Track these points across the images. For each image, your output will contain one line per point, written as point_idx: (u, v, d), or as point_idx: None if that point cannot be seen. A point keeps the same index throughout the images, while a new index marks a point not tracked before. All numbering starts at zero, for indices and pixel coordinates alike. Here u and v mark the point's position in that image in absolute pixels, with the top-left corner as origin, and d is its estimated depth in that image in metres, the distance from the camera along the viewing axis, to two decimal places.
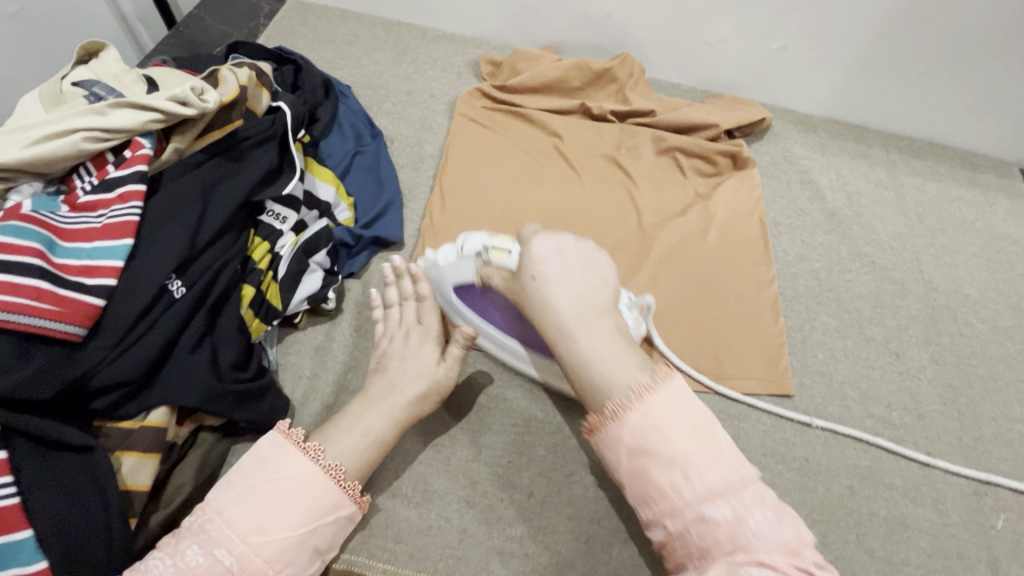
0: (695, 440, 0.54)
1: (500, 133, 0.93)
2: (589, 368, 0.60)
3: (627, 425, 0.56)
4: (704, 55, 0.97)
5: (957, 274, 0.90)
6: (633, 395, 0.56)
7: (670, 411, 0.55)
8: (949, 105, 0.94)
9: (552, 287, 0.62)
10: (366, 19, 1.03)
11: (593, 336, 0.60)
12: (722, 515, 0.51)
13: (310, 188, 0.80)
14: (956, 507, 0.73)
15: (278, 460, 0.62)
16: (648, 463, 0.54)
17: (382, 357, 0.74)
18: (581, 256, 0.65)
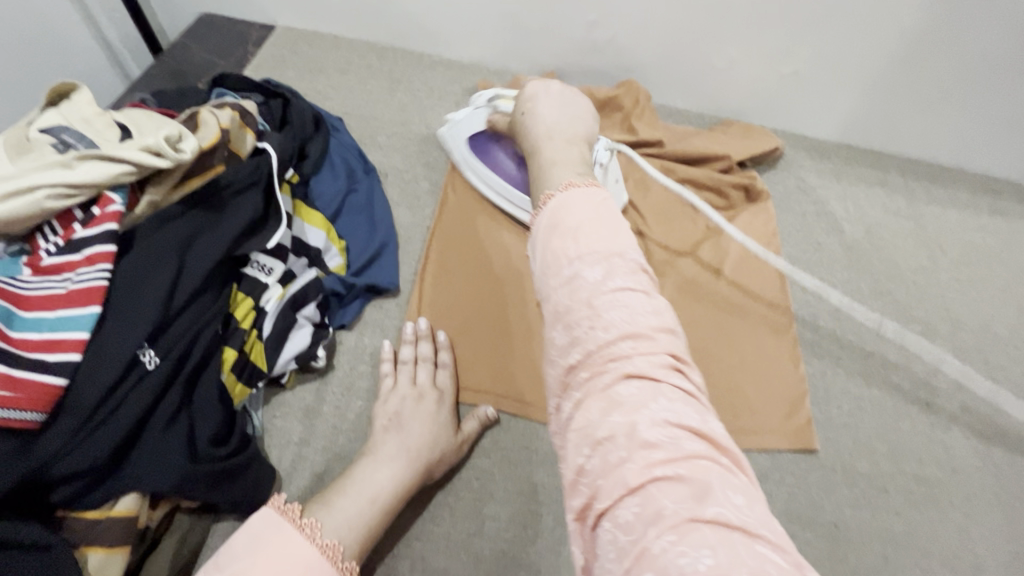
0: (599, 232, 0.42)
1: None
2: (545, 166, 0.50)
3: (539, 229, 0.44)
4: (713, 80, 0.95)
5: (985, 312, 0.84)
6: (564, 188, 0.45)
7: (586, 203, 0.43)
8: (980, 128, 0.90)
9: (535, 119, 0.57)
10: (358, 45, 1.03)
11: (551, 145, 0.53)
12: (599, 309, 0.38)
13: (299, 233, 0.73)
14: (998, 575, 0.65)
15: (280, 537, 0.47)
16: (556, 235, 0.42)
17: (396, 417, 0.63)
18: (571, 103, 0.58)
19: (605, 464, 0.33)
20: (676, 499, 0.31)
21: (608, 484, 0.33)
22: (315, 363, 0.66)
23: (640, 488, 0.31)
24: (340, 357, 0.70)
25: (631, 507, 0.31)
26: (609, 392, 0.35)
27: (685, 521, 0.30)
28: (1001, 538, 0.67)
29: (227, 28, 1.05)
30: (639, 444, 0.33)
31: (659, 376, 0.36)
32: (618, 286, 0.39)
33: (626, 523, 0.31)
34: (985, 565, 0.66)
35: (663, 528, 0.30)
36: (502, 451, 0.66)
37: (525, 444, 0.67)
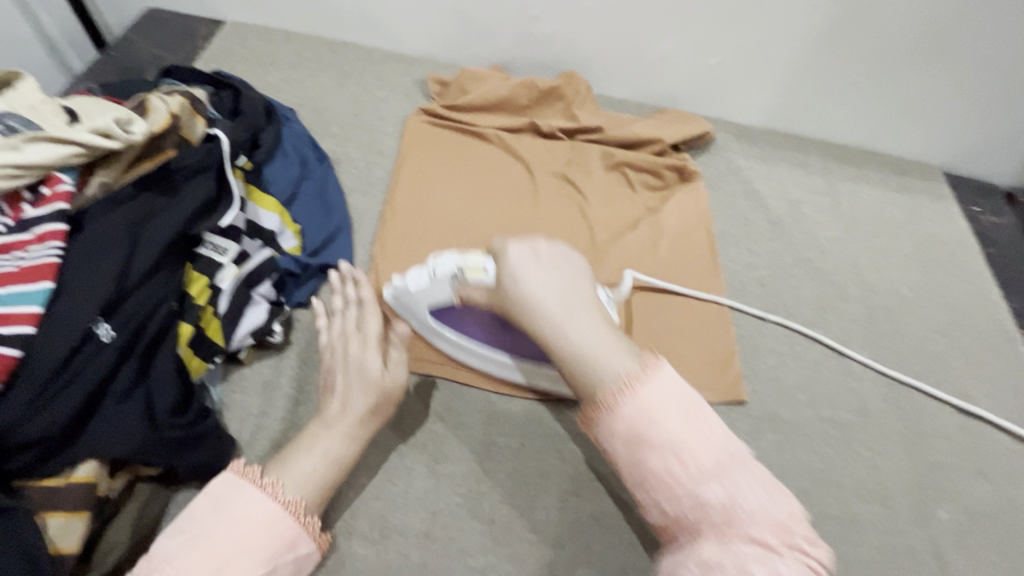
0: (695, 423, 0.47)
1: (450, 151, 0.93)
2: (575, 358, 0.51)
3: (619, 427, 0.47)
4: (648, 71, 1.02)
5: (892, 276, 0.94)
6: (625, 386, 0.48)
7: (671, 396, 0.47)
8: (882, 110, 1.01)
9: (533, 287, 0.54)
10: (310, 40, 1.06)
11: (585, 325, 0.52)
12: (720, 495, 0.44)
13: (252, 217, 0.75)
14: (903, 502, 0.73)
15: (237, 498, 0.51)
16: (643, 448, 0.46)
17: (326, 369, 0.64)
18: (555, 259, 0.57)
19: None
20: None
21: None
22: (272, 338, 0.69)
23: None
24: (297, 333, 0.73)
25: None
26: (730, 548, 0.43)
27: None
28: (906, 471, 0.76)
29: (176, 23, 1.06)
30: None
31: (778, 548, 0.43)
32: (739, 476, 0.45)
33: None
34: (891, 494, 0.74)
35: None
36: (456, 415, 0.71)
37: (477, 407, 0.72)
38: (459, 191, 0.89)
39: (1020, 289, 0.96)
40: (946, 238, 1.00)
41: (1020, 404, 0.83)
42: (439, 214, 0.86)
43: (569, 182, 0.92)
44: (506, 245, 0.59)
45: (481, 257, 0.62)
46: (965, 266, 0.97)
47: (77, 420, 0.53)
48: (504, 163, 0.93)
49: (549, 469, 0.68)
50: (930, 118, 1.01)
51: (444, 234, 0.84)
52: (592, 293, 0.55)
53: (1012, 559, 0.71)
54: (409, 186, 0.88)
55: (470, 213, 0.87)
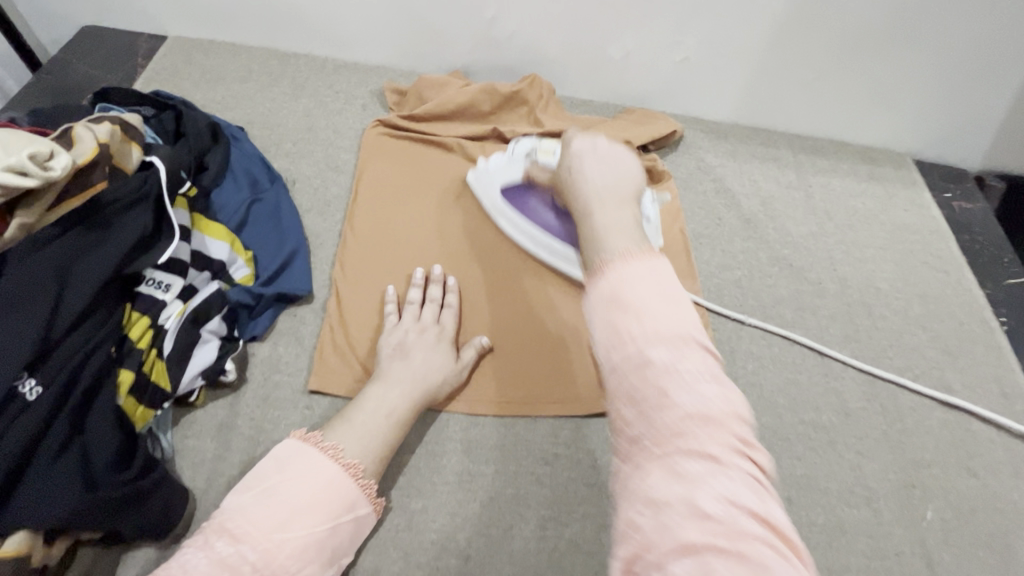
0: (673, 308, 0.38)
1: (411, 163, 0.89)
2: (594, 240, 0.43)
3: (597, 299, 0.40)
4: (612, 71, 1.00)
5: (868, 269, 0.92)
6: (621, 258, 0.40)
7: (654, 279, 0.39)
8: (849, 99, 1.00)
9: (583, 170, 0.48)
10: (259, 52, 1.01)
11: (608, 213, 0.45)
12: (669, 383, 0.35)
13: (199, 247, 0.71)
14: (888, 503, 0.72)
15: (303, 456, 0.53)
16: (615, 312, 0.38)
17: (401, 345, 0.69)
18: (619, 156, 0.50)
19: (660, 525, 0.32)
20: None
21: (659, 540, 0.31)
22: (224, 377, 0.65)
23: (697, 552, 0.30)
24: (253, 369, 0.69)
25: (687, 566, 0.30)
26: (669, 465, 0.33)
27: None
28: (890, 470, 0.74)
29: (116, 41, 1.00)
30: (699, 516, 0.31)
31: (723, 461, 0.33)
32: (689, 363, 0.36)
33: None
34: (876, 496, 0.72)
35: None
36: (427, 444, 0.68)
37: (448, 434, 0.69)
38: (423, 204, 0.85)
39: (994, 275, 0.95)
40: (920, 227, 0.99)
41: (1000, 394, 0.82)
42: (401, 230, 0.82)
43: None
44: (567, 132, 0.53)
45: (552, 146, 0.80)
46: (940, 255, 0.96)
47: (4, 487, 0.48)
48: (470, 172, 0.89)
49: (526, 496, 0.66)
50: (897, 105, 1.00)
51: (409, 252, 0.80)
52: (643, 182, 0.48)
53: (1000, 555, 0.69)
54: (370, 203, 0.84)
55: (436, 225, 0.83)
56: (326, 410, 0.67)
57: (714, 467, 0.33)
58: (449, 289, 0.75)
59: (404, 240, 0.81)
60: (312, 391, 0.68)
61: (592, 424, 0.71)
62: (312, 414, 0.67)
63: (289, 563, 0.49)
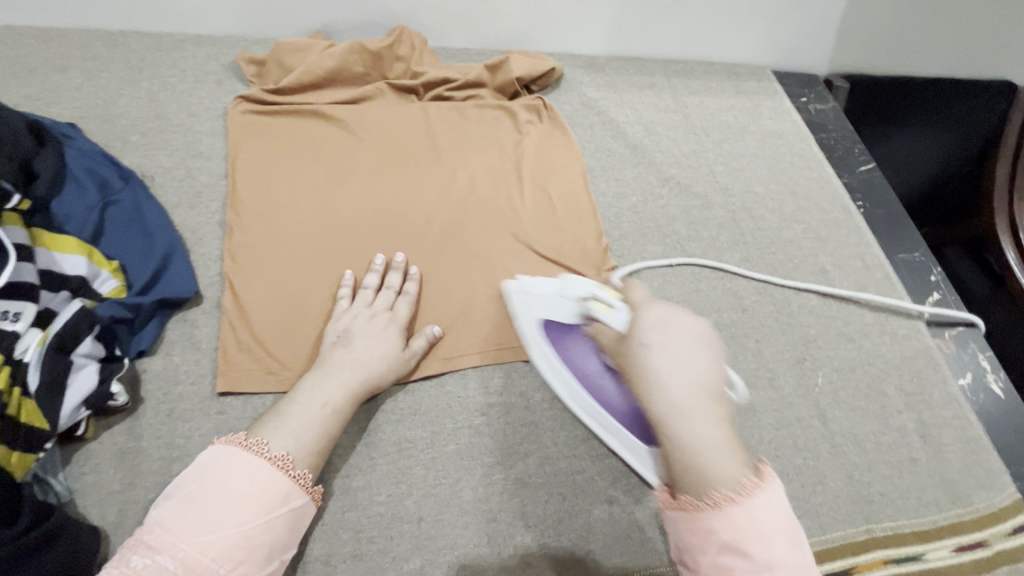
0: (793, 549, 0.43)
1: (289, 138, 0.82)
2: (694, 471, 0.45)
3: (717, 537, 0.44)
4: (482, 14, 0.97)
5: (745, 177, 1.00)
6: (747, 492, 0.44)
7: (780, 526, 0.44)
8: (706, 18, 1.06)
9: (665, 356, 0.47)
10: (76, 35, 0.87)
11: (698, 422, 0.46)
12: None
13: (49, 265, 0.62)
14: (787, 379, 0.81)
15: (225, 462, 0.54)
16: (744, 571, 0.43)
17: (346, 331, 0.67)
18: (702, 337, 0.48)
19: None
20: None
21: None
22: (114, 401, 0.59)
23: None
24: (148, 387, 0.63)
25: None
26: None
27: None
28: (785, 350, 0.83)
29: None
30: None
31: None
32: None
33: None
34: (777, 375, 0.81)
35: None
36: (358, 421, 0.66)
37: (379, 407, 0.68)
38: (346, 178, 0.80)
39: (849, 165, 1.07)
40: (785, 131, 1.08)
41: (863, 267, 0.93)
42: (294, 213, 0.76)
43: (464, 144, 0.86)
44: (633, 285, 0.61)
45: (606, 291, 0.64)
46: (803, 154, 1.05)
47: None
48: (393, 137, 0.85)
49: (469, 448, 0.67)
50: (751, 17, 1.07)
51: (306, 238, 0.75)
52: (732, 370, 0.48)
53: (878, 401, 0.81)
54: (252, 186, 0.77)
55: (365, 198, 0.79)
56: (241, 410, 0.63)
57: None
58: (410, 278, 0.73)
59: (326, 217, 0.77)
60: (222, 393, 0.64)
61: (520, 367, 0.73)
62: (226, 417, 0.63)
63: (216, 565, 0.49)
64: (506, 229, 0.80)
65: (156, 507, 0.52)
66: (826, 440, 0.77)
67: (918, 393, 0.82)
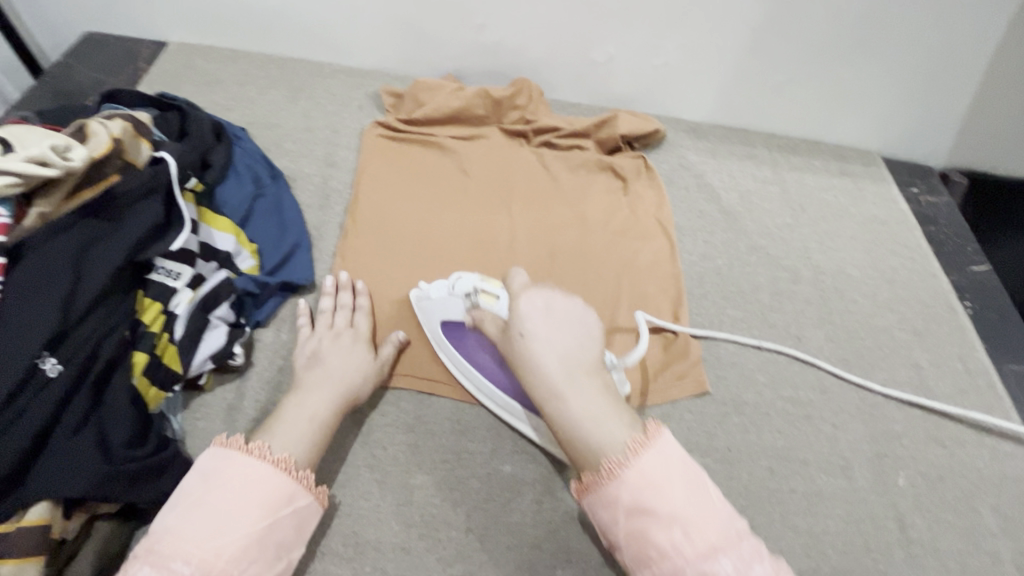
0: (682, 481, 0.52)
1: (387, 157, 0.93)
2: (586, 422, 0.55)
3: (619, 507, 0.52)
4: (597, 74, 1.05)
5: (840, 257, 0.98)
6: (631, 448, 0.53)
7: (664, 461, 0.52)
8: (817, 102, 1.07)
9: (535, 342, 0.58)
10: (257, 57, 1.05)
11: (579, 394, 0.56)
12: (702, 543, 0.49)
13: (205, 239, 0.74)
14: (863, 472, 0.76)
15: (222, 468, 0.55)
16: (638, 523, 0.51)
17: (315, 353, 0.69)
18: (576, 314, 0.61)
19: None
20: None
21: None
22: (233, 361, 0.68)
23: None
24: (259, 355, 0.71)
25: None
26: None
27: None
28: (864, 441, 0.79)
29: (116, 46, 1.04)
30: None
31: None
32: (713, 525, 0.50)
33: None
34: (852, 465, 0.77)
35: None
36: (426, 424, 0.71)
37: (447, 415, 0.72)
38: (416, 194, 0.89)
39: (959, 263, 1.01)
40: (888, 219, 1.05)
41: (963, 370, 0.87)
42: (373, 220, 0.85)
43: (521, 172, 0.95)
44: (518, 275, 0.64)
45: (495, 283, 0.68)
46: (907, 244, 1.02)
47: (22, 463, 0.51)
48: (459, 160, 0.94)
49: (523, 472, 0.69)
50: (865, 104, 1.07)
51: (378, 242, 0.83)
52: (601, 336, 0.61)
53: (968, 518, 0.74)
54: (357, 195, 0.88)
55: (426, 213, 0.87)
56: None
57: None
58: (359, 294, 0.76)
59: (391, 225, 0.85)
60: None
61: None
62: None
63: (231, 566, 0.51)
64: (550, 250, 0.88)
65: (162, 514, 0.53)
66: (901, 546, 0.72)
67: (1017, 518, 0.75)
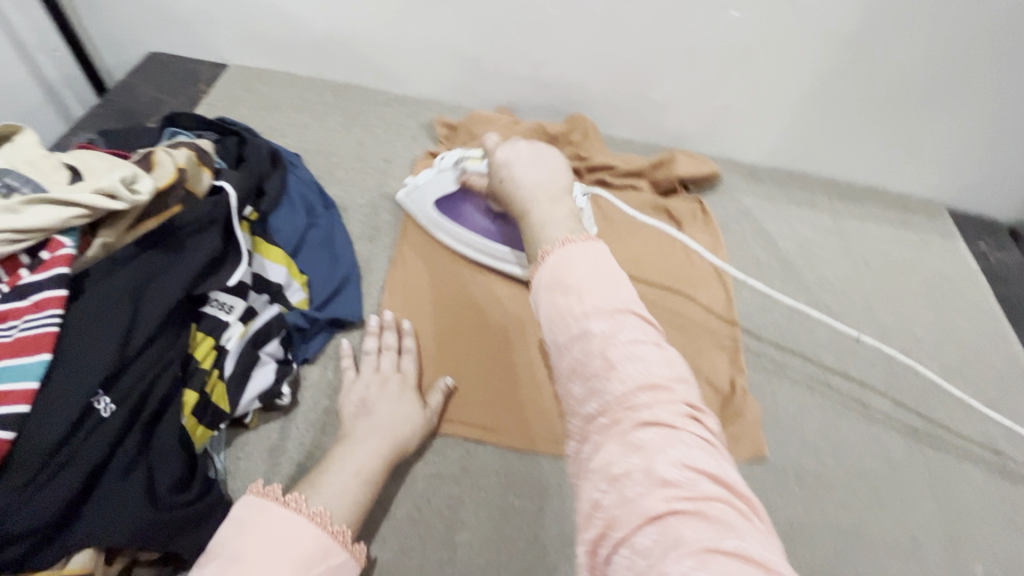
0: (609, 283, 0.44)
1: None
2: (536, 231, 0.52)
3: (546, 269, 0.47)
4: (653, 113, 1.03)
5: (906, 316, 0.93)
6: (562, 244, 0.47)
7: (592, 259, 0.45)
8: (884, 151, 1.01)
9: (516, 176, 0.58)
10: (313, 82, 1.05)
11: (544, 210, 0.53)
12: (618, 359, 0.41)
13: (259, 269, 0.73)
14: (937, 558, 0.71)
15: (258, 517, 0.51)
16: (556, 294, 0.45)
17: (363, 402, 0.67)
18: (545, 159, 0.59)
19: (624, 501, 0.36)
20: (699, 530, 0.33)
21: (624, 514, 0.35)
22: (280, 400, 0.66)
23: (659, 519, 0.34)
24: (305, 393, 0.70)
25: (649, 536, 0.34)
26: (624, 426, 0.38)
27: (705, 550, 0.32)
28: (937, 523, 0.73)
29: (179, 67, 1.05)
30: (657, 482, 0.36)
31: (676, 427, 0.38)
32: (637, 342, 0.42)
33: (644, 551, 0.33)
34: (924, 548, 0.71)
35: (684, 557, 0.32)
36: (472, 477, 0.68)
37: (493, 468, 0.69)
38: None
39: None
40: (956, 276, 0.99)
41: None
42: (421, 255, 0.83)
43: None
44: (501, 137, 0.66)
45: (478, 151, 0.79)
46: (978, 305, 0.96)
47: (70, 507, 0.50)
48: None
49: (573, 537, 0.65)
50: (935, 154, 0.99)
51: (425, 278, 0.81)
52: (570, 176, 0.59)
53: None
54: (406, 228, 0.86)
55: None
56: None
57: (661, 420, 0.38)
58: (405, 334, 0.74)
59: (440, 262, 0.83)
60: None
61: None
62: None
63: None
64: None
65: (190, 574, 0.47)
66: None
67: None
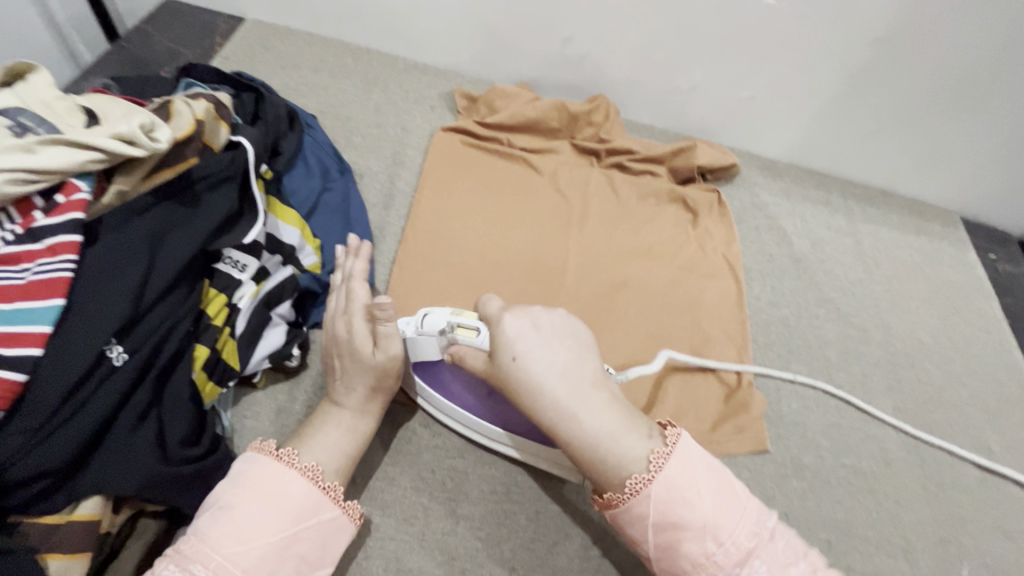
0: (705, 474, 0.53)
1: (452, 159, 0.91)
2: (602, 446, 0.53)
3: (654, 514, 0.51)
4: (676, 100, 1.01)
5: (912, 321, 0.93)
6: (655, 459, 0.52)
7: (692, 466, 0.53)
8: (906, 155, 1.00)
9: (529, 363, 0.54)
10: (332, 43, 1.02)
11: (588, 415, 0.53)
12: (731, 534, 0.50)
13: (272, 230, 0.70)
14: (926, 557, 0.72)
15: (253, 469, 0.52)
16: (670, 509, 0.51)
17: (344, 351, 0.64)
18: (558, 329, 0.56)
19: None
20: None
21: None
22: (289, 362, 0.67)
23: None
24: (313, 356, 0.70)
25: None
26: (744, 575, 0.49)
27: None
28: (928, 525, 0.75)
29: (194, 18, 1.02)
30: None
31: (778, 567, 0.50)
32: (739, 518, 0.51)
33: None
34: (914, 547, 0.73)
35: None
36: (475, 450, 0.68)
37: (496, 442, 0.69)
38: (477, 203, 0.87)
39: None
40: (965, 285, 1.00)
41: None
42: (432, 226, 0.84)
43: (585, 192, 0.91)
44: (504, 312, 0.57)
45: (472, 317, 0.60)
46: (984, 315, 0.96)
47: (80, 454, 0.50)
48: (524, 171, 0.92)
49: (574, 515, 0.66)
50: (955, 162, 0.99)
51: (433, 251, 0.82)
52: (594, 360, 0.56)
53: None
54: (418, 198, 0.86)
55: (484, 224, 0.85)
56: None
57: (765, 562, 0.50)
58: None
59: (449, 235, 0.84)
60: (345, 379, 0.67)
61: None
62: None
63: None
64: (607, 272, 0.86)
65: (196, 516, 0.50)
66: None
67: None
